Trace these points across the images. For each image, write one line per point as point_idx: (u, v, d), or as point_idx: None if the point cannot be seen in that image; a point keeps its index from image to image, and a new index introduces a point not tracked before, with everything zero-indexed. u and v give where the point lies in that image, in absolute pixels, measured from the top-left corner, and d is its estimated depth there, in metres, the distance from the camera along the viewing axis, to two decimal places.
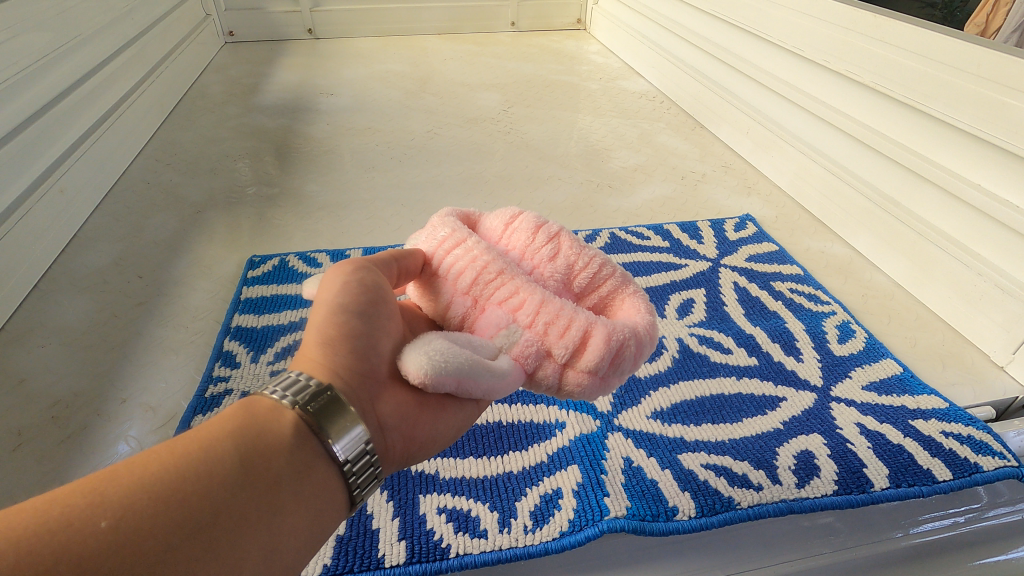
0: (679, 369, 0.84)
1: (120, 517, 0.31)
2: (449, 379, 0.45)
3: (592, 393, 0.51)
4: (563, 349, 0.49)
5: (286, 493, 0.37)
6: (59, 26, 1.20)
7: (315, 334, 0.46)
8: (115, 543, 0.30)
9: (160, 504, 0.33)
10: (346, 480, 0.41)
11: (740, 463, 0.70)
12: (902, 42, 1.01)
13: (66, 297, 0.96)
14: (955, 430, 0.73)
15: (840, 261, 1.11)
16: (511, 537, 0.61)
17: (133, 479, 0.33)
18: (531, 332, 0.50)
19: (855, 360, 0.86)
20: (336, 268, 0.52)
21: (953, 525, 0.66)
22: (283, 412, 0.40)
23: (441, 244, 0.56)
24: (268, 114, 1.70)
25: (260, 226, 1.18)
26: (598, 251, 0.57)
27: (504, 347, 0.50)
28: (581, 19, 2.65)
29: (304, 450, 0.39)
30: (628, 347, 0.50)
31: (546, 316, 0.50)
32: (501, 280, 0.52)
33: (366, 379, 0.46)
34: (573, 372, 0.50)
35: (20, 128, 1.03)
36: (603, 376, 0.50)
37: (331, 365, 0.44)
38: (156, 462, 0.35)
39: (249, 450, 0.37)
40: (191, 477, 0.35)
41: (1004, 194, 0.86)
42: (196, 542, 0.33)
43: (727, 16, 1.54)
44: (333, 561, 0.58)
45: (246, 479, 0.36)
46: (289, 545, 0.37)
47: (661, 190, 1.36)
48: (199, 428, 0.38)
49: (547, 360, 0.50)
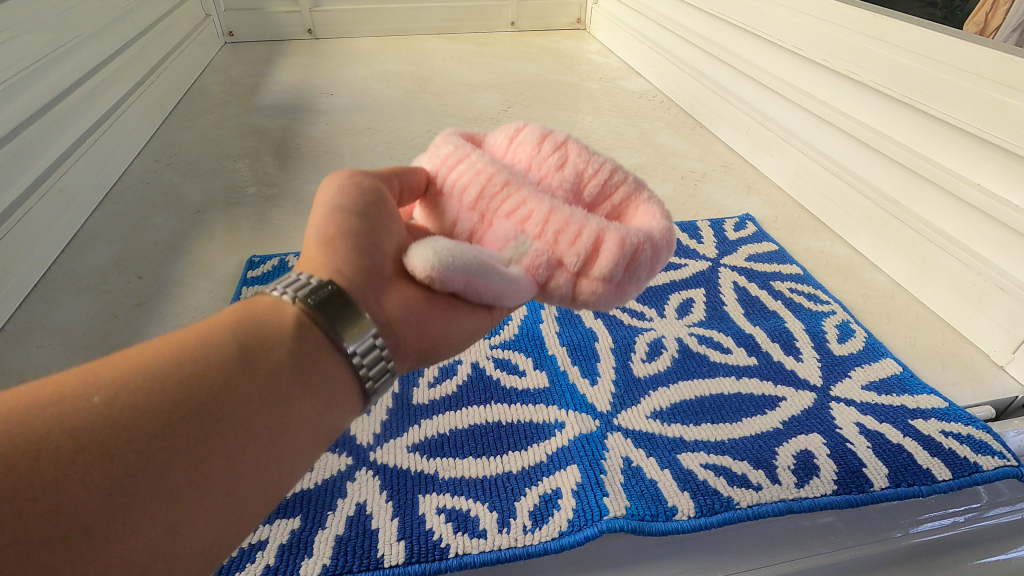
0: (679, 369, 0.84)
1: (132, 402, 0.34)
2: (458, 276, 0.45)
3: (607, 302, 0.51)
4: (575, 257, 0.49)
5: (287, 379, 0.39)
6: (59, 26, 1.20)
7: (317, 235, 0.47)
8: (108, 415, 0.33)
9: (155, 384, 0.35)
10: (356, 369, 0.42)
11: (739, 463, 0.70)
12: (902, 42, 1.01)
13: (66, 297, 0.97)
14: (955, 430, 0.73)
15: (840, 261, 1.11)
16: (511, 537, 0.61)
17: (130, 364, 0.36)
18: (541, 243, 0.50)
19: (855, 360, 0.86)
20: (335, 175, 0.53)
21: (952, 525, 0.66)
22: (284, 307, 0.42)
23: (447, 163, 0.57)
24: (268, 114, 1.70)
25: (259, 226, 1.18)
26: (607, 158, 0.56)
27: (514, 257, 0.50)
28: (581, 18, 2.65)
29: (305, 339, 0.41)
30: (641, 252, 0.50)
31: (556, 225, 0.50)
32: (508, 192, 0.53)
33: (372, 276, 0.47)
34: (587, 280, 0.50)
35: (20, 128, 1.04)
36: (618, 283, 0.50)
37: (332, 262, 0.45)
38: (154, 348, 0.37)
39: (245, 339, 0.39)
40: (188, 365, 0.37)
41: (1004, 195, 0.86)
42: (191, 420, 0.35)
43: (727, 15, 1.54)
44: (333, 561, 0.58)
45: (241, 364, 0.38)
46: (293, 426, 0.39)
47: (660, 189, 1.36)
48: (198, 322, 0.40)
49: (559, 270, 0.50)
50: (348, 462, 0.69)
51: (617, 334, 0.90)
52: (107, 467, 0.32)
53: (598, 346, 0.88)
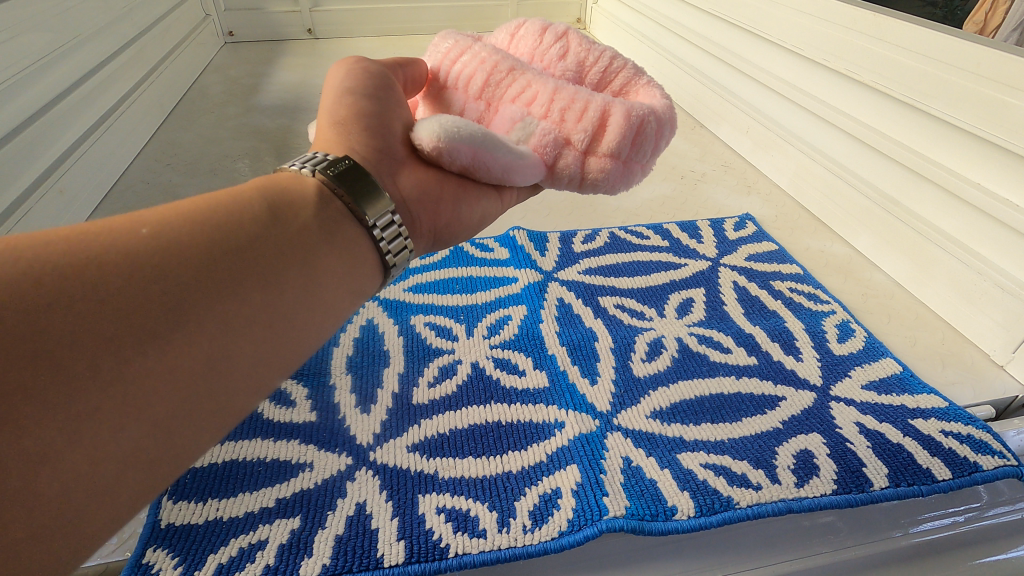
0: (678, 369, 0.84)
1: (162, 243, 0.36)
2: (464, 148, 0.49)
3: (615, 178, 0.57)
4: (582, 133, 0.56)
5: (318, 240, 0.42)
6: (59, 26, 1.20)
7: (330, 119, 0.51)
8: (157, 242, 0.36)
9: (199, 224, 0.38)
10: (376, 242, 0.46)
11: (739, 463, 0.70)
12: (902, 42, 1.01)
13: None
14: (955, 430, 0.73)
15: (840, 260, 1.11)
16: (510, 537, 0.61)
17: (169, 210, 0.39)
18: (550, 122, 0.57)
19: (855, 360, 0.85)
20: (343, 63, 0.57)
21: (952, 525, 0.67)
22: (307, 180, 0.45)
23: (454, 54, 0.63)
24: (268, 114, 1.70)
25: None
26: (607, 47, 0.64)
27: (523, 138, 0.56)
28: (581, 18, 2.65)
29: (330, 210, 0.44)
30: (647, 124, 0.56)
31: (563, 104, 0.57)
32: (515, 79, 0.60)
33: (385, 156, 0.50)
34: (595, 157, 0.56)
35: (20, 128, 1.04)
36: (624, 158, 0.57)
37: (348, 140, 0.49)
38: (192, 202, 0.40)
39: (276, 200, 0.42)
40: (226, 213, 0.40)
41: (1005, 195, 0.86)
42: (234, 257, 0.38)
43: (727, 15, 1.54)
44: (333, 561, 0.58)
45: (274, 219, 0.41)
46: (326, 280, 0.42)
47: (660, 189, 1.35)
48: (228, 188, 0.43)
49: (567, 148, 0.56)
50: (347, 462, 0.69)
51: (617, 334, 0.90)
52: (155, 286, 0.34)
53: (598, 345, 0.88)
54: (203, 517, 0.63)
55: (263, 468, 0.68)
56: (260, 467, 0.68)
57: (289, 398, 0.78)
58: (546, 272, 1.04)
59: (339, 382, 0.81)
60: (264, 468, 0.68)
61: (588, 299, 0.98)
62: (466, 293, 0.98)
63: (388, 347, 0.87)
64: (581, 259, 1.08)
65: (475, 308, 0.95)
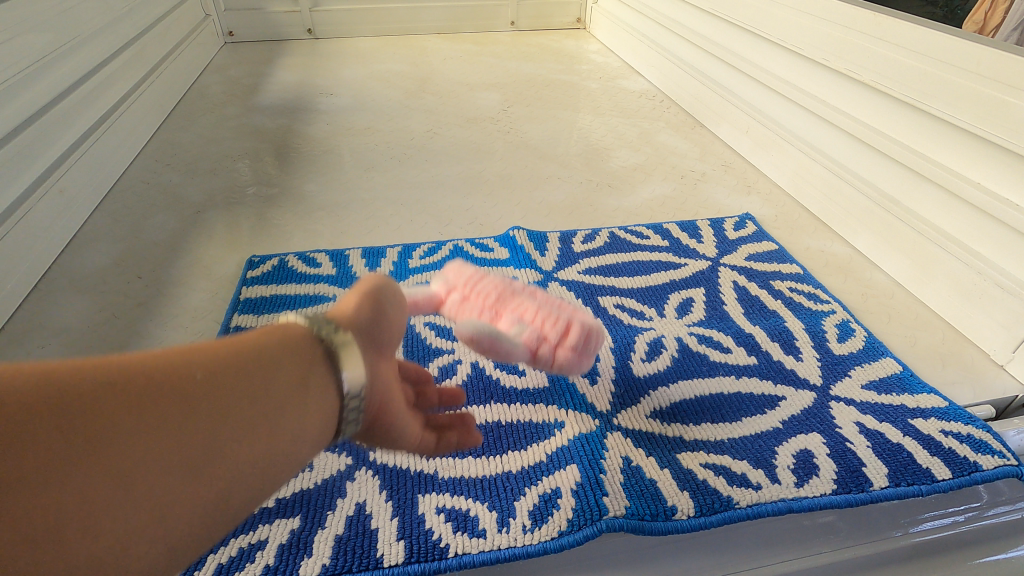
0: (678, 369, 0.84)
1: (164, 395, 0.32)
2: (484, 337, 0.54)
3: (576, 367, 0.63)
4: (555, 332, 0.62)
5: (311, 395, 0.40)
6: (59, 26, 1.20)
7: (354, 294, 0.50)
8: (159, 395, 0.32)
9: (204, 375, 0.35)
10: (341, 411, 0.43)
11: (739, 463, 0.70)
12: (902, 41, 1.01)
13: (66, 297, 0.97)
14: (955, 430, 0.73)
15: (840, 260, 1.10)
16: (510, 536, 0.61)
17: (175, 356, 0.35)
18: (527, 320, 0.63)
19: (855, 360, 0.85)
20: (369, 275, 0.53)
21: (952, 524, 0.67)
22: (312, 341, 0.43)
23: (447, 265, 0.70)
24: (268, 114, 1.70)
25: (259, 226, 1.18)
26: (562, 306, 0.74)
27: (512, 332, 0.61)
28: (581, 18, 2.65)
29: (321, 366, 0.42)
30: (595, 335, 0.64)
31: (536, 312, 0.64)
32: (495, 287, 0.67)
33: (375, 342, 0.47)
34: (564, 349, 0.61)
35: (20, 128, 1.04)
36: (584, 356, 0.63)
37: (355, 315, 0.47)
38: (197, 347, 0.37)
39: (283, 358, 0.40)
40: (232, 363, 0.37)
41: (1004, 194, 0.86)
42: (236, 414, 0.35)
43: (727, 15, 1.54)
44: (332, 561, 0.58)
45: (275, 375, 0.39)
46: (313, 434, 0.40)
47: (660, 189, 1.35)
48: (237, 334, 0.40)
49: (543, 339, 0.61)
50: (347, 462, 0.69)
51: (617, 334, 0.90)
52: (156, 450, 0.31)
53: None
54: None
55: None
56: None
57: None
58: (546, 272, 1.04)
59: None
60: None
61: (588, 299, 0.98)
62: None
63: None
64: (581, 259, 1.08)
65: None
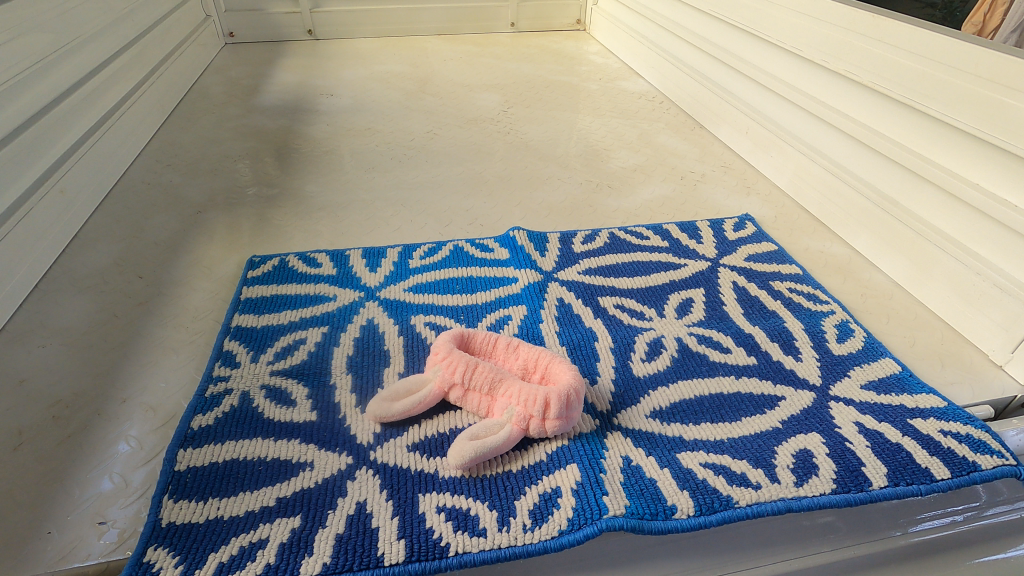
0: (678, 369, 0.84)
1: None
2: None
3: (564, 430, 0.71)
4: (539, 409, 0.69)
5: None
6: (59, 27, 1.20)
7: None
8: None
9: None
10: None
11: (739, 462, 0.70)
12: (902, 43, 1.01)
13: (67, 296, 0.97)
14: (954, 430, 0.73)
15: (839, 261, 1.11)
16: (511, 535, 0.61)
17: None
18: (519, 408, 0.70)
19: (854, 360, 0.86)
20: None
21: (952, 524, 0.69)
22: None
23: (444, 375, 0.75)
24: (269, 115, 1.71)
25: (259, 227, 1.18)
26: (546, 351, 0.79)
27: (507, 419, 0.71)
28: (580, 19, 2.65)
29: None
30: (576, 397, 0.71)
31: (523, 395, 0.71)
32: (486, 376, 0.73)
33: None
34: (550, 421, 0.70)
35: (22, 128, 1.04)
36: (569, 417, 0.71)
37: None
38: None
39: None
40: None
41: (1003, 194, 0.86)
42: None
43: (727, 16, 1.55)
44: (332, 561, 0.58)
45: None
46: None
47: (660, 190, 1.36)
48: None
49: (532, 420, 0.70)
50: (348, 461, 0.69)
51: (617, 334, 0.91)
52: None
53: (598, 345, 0.88)
54: (203, 517, 0.63)
55: (263, 467, 0.68)
56: (260, 466, 0.68)
57: (289, 398, 0.77)
58: (546, 272, 1.04)
59: (339, 382, 0.81)
60: (264, 468, 0.68)
61: (588, 299, 0.98)
62: (466, 293, 0.99)
63: (387, 347, 0.87)
64: (581, 260, 1.08)
65: (475, 308, 0.95)
